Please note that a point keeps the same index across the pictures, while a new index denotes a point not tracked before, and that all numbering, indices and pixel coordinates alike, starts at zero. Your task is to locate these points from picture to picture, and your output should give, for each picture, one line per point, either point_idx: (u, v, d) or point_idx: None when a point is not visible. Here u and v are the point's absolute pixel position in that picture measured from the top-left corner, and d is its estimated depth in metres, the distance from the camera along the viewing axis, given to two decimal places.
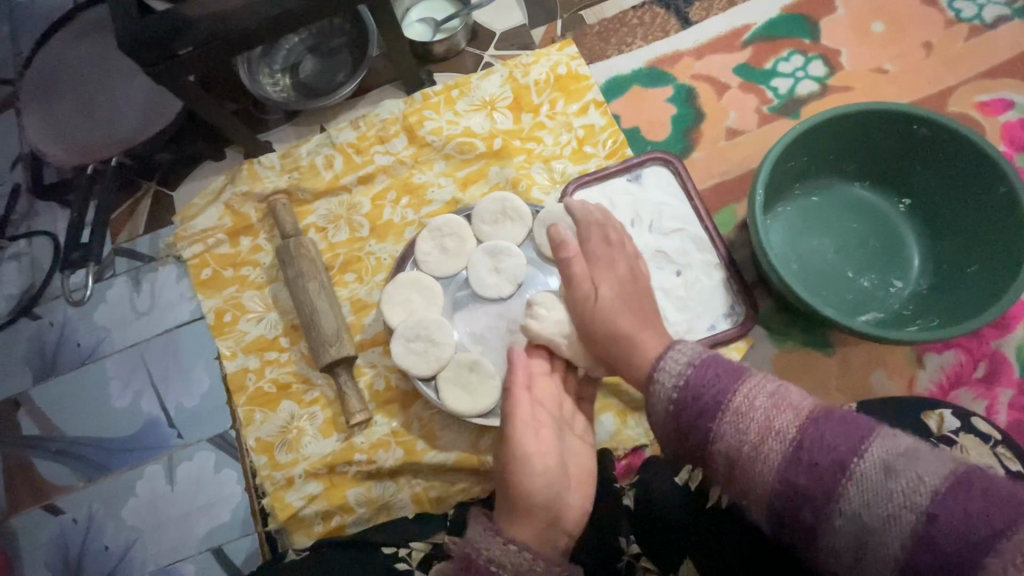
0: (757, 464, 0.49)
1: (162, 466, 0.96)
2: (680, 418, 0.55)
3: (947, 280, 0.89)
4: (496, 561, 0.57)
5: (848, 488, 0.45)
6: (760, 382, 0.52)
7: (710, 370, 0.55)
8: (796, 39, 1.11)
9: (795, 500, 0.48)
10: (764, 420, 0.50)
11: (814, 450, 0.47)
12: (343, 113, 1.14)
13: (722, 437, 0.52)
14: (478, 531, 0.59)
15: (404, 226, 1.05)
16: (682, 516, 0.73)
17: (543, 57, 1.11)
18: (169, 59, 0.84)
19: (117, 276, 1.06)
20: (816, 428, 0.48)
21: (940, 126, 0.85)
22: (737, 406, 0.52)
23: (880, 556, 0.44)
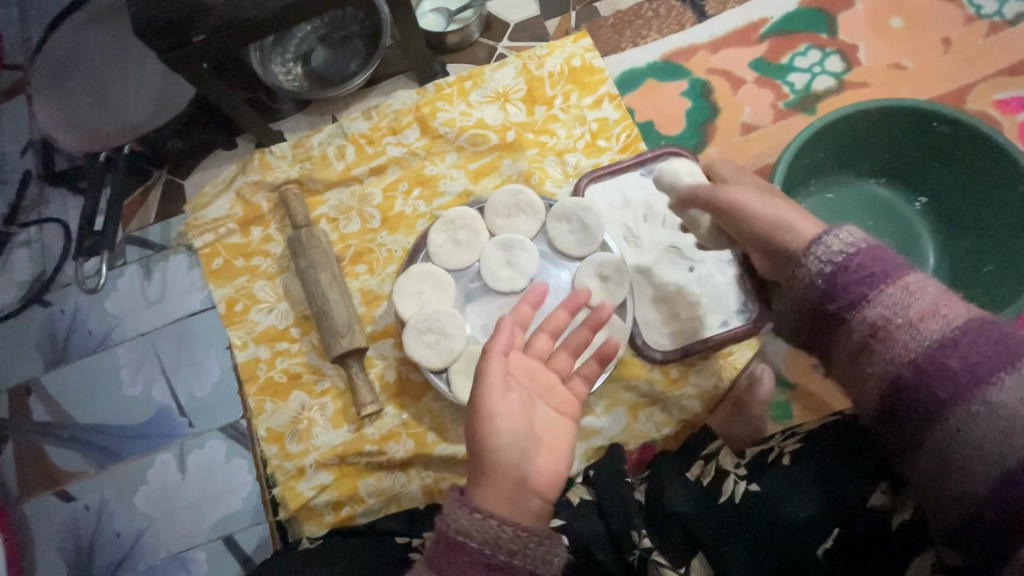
0: (906, 336, 0.48)
1: (174, 454, 0.96)
2: (827, 287, 0.53)
3: (963, 280, 0.89)
4: (465, 531, 0.62)
5: (1005, 376, 0.44)
6: (926, 280, 0.50)
7: (881, 252, 0.53)
8: (813, 34, 1.10)
9: (931, 378, 0.46)
10: (932, 302, 0.48)
11: (978, 340, 0.46)
12: (356, 103, 1.13)
13: (877, 304, 0.50)
14: (449, 506, 0.64)
15: (416, 217, 1.05)
16: (696, 510, 0.73)
17: (557, 49, 1.10)
18: (182, 46, 0.83)
19: (128, 264, 1.06)
20: (987, 325, 0.46)
21: (963, 122, 0.84)
22: (908, 285, 0.50)
23: (1015, 445, 0.43)
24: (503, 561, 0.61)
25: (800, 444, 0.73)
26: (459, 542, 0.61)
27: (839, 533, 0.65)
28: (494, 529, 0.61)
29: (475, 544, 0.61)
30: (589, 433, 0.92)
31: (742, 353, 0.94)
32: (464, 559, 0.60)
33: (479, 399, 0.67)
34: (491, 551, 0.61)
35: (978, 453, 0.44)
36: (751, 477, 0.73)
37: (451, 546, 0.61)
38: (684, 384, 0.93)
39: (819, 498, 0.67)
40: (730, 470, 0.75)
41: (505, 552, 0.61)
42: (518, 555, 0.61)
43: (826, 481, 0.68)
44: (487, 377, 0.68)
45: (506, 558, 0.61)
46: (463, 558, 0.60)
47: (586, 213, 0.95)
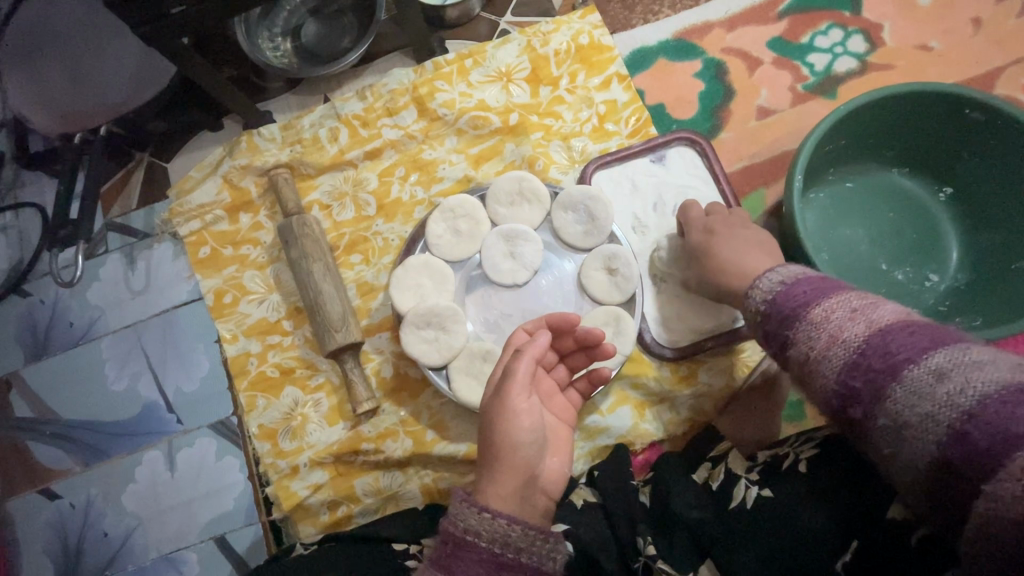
0: (817, 367, 0.51)
1: (162, 452, 0.93)
2: (765, 327, 0.58)
3: (989, 276, 0.85)
4: (473, 531, 0.58)
5: (893, 389, 0.46)
6: (845, 298, 0.53)
7: (805, 285, 0.57)
8: (834, 12, 1.03)
9: (846, 400, 0.49)
10: (835, 328, 0.51)
11: (873, 356, 0.48)
12: (350, 81, 1.07)
13: (795, 341, 0.54)
14: (455, 505, 0.61)
15: (413, 205, 1.00)
16: (711, 517, 0.69)
17: (564, 25, 1.04)
18: (158, 19, 0.77)
19: (110, 252, 1.01)
20: (879, 340, 0.48)
21: (997, 110, 0.79)
22: (814, 317, 0.53)
23: (920, 450, 0.45)
24: (511, 560, 0.58)
25: (814, 449, 0.68)
26: (466, 542, 0.58)
27: (857, 546, 0.61)
28: (506, 526, 0.59)
29: (484, 544, 0.58)
30: (594, 432, 0.88)
31: (755, 350, 0.89)
32: (469, 561, 0.57)
33: (501, 395, 0.67)
34: (500, 550, 0.58)
35: (902, 461, 0.47)
36: (764, 482, 0.68)
37: (458, 546, 0.58)
38: (693, 382, 0.89)
39: (837, 511, 0.62)
40: (742, 475, 0.71)
41: (514, 551, 0.58)
42: (527, 553, 0.59)
43: (841, 491, 0.63)
44: (513, 376, 0.66)
45: (514, 557, 0.58)
46: (469, 559, 0.57)
47: (595, 203, 0.89)
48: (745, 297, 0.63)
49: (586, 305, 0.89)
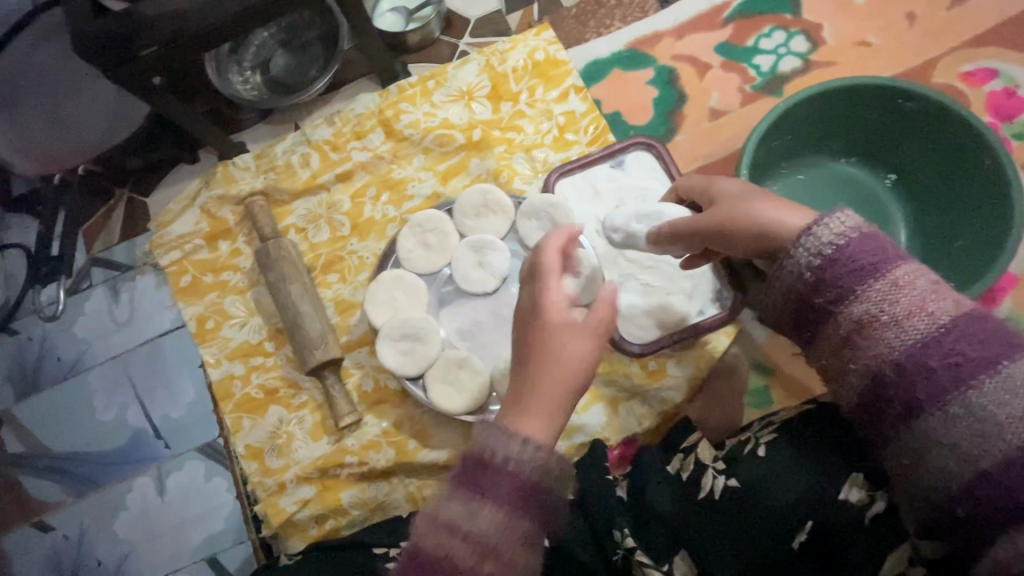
0: (890, 335, 0.51)
1: (152, 478, 0.95)
2: (824, 272, 0.56)
3: (934, 256, 0.89)
4: (514, 458, 0.55)
5: (983, 381, 0.48)
6: (923, 270, 0.53)
7: (873, 243, 0.55)
8: (777, 15, 1.08)
9: (910, 374, 0.50)
10: (918, 299, 0.51)
11: (961, 340, 0.49)
12: (318, 108, 1.11)
13: (865, 300, 0.53)
14: (494, 431, 0.57)
15: (386, 223, 1.04)
16: (682, 509, 0.70)
17: (520, 43, 1.08)
18: (129, 61, 0.80)
19: (95, 286, 1.04)
20: (970, 325, 0.49)
21: (931, 99, 0.83)
22: (897, 279, 0.52)
23: (991, 447, 0.47)
24: (541, 486, 0.56)
25: (773, 435, 0.69)
26: (488, 462, 0.55)
27: (812, 524, 0.62)
28: (538, 456, 0.56)
29: (522, 471, 0.55)
30: (571, 431, 0.91)
31: (719, 341, 0.93)
32: (486, 481, 0.55)
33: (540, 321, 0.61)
34: (535, 477, 0.56)
35: (962, 451, 0.48)
36: (729, 471, 0.69)
37: (497, 474, 0.55)
38: (663, 376, 0.92)
39: (796, 488, 0.63)
40: (709, 464, 0.71)
41: (544, 480, 0.57)
42: (551, 480, 0.57)
43: (799, 470, 0.64)
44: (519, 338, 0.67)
45: (544, 483, 0.57)
46: (489, 479, 0.55)
47: (556, 210, 0.93)
48: (797, 237, 0.58)
49: None
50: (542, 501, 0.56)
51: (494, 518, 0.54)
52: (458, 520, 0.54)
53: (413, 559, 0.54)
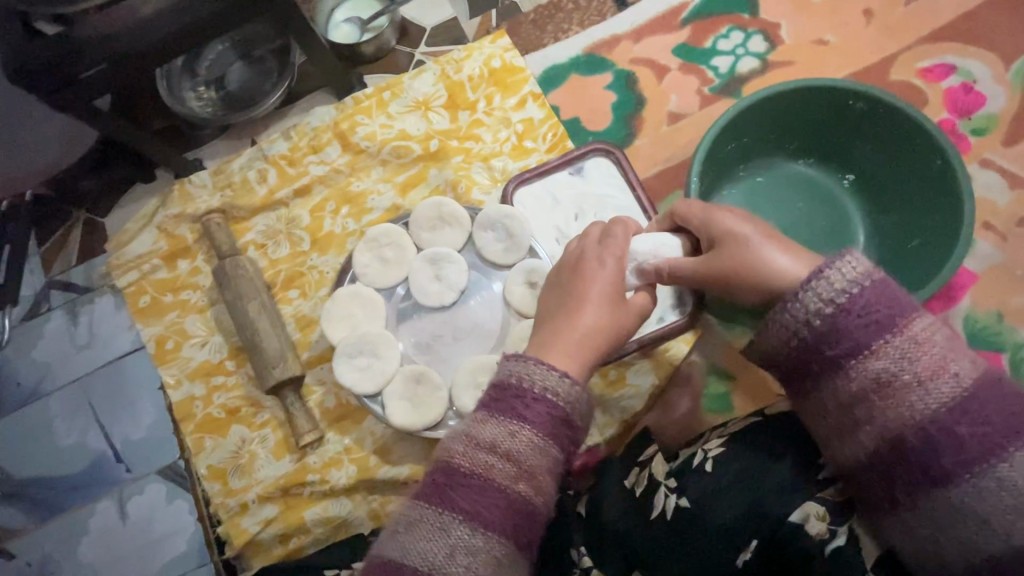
0: (914, 397, 0.51)
1: (114, 502, 0.94)
2: (836, 322, 0.54)
3: (891, 256, 0.88)
4: (551, 389, 0.62)
5: (1014, 452, 0.48)
6: (936, 325, 0.53)
7: (886, 293, 0.54)
8: (734, 15, 1.07)
9: (935, 439, 0.50)
10: (938, 359, 0.51)
11: (986, 407, 0.49)
12: (275, 123, 1.10)
13: (883, 357, 0.52)
14: (533, 365, 0.63)
15: (346, 236, 1.03)
16: (633, 528, 0.66)
17: (475, 51, 1.07)
18: (69, 84, 0.79)
19: (54, 310, 1.03)
20: (991, 390, 0.50)
21: (910, 117, 0.81)
22: (915, 335, 0.52)
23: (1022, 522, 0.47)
24: (569, 419, 0.63)
25: (722, 445, 0.65)
26: (526, 391, 0.62)
27: (756, 543, 0.58)
28: (572, 392, 0.63)
29: (558, 402, 0.62)
30: None
31: (678, 347, 0.92)
32: (522, 407, 0.61)
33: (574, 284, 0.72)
34: (567, 411, 0.62)
35: (989, 522, 0.48)
36: (680, 488, 0.64)
37: (537, 401, 0.61)
38: (623, 385, 0.91)
39: (739, 506, 0.60)
40: (661, 481, 0.66)
41: (573, 416, 0.63)
42: (578, 416, 0.64)
43: (745, 488, 0.60)
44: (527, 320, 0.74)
45: (572, 417, 0.63)
46: (527, 406, 0.61)
47: (511, 220, 0.93)
48: (801, 283, 0.56)
49: (513, 320, 0.92)
50: (570, 433, 0.63)
51: (529, 441, 0.60)
52: (495, 438, 0.59)
53: (451, 472, 0.59)
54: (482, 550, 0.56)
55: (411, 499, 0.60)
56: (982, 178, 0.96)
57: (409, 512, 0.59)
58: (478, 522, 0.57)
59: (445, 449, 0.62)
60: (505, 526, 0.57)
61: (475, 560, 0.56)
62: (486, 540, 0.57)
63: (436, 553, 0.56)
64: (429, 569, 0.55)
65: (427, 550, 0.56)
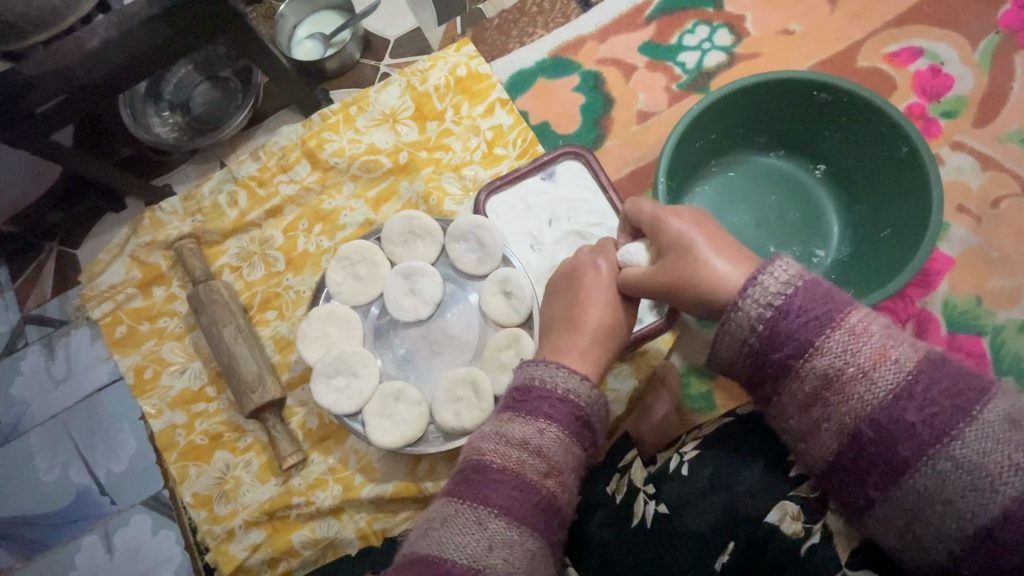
0: (862, 389, 0.49)
1: (100, 535, 0.94)
2: (778, 327, 0.53)
3: (865, 245, 0.88)
4: (571, 390, 0.62)
5: (965, 430, 0.46)
6: (874, 314, 0.52)
7: (820, 290, 0.53)
8: (699, 9, 1.07)
9: (888, 429, 0.48)
10: (878, 347, 0.50)
11: (931, 388, 0.47)
12: (242, 144, 1.09)
13: (827, 353, 0.51)
14: (551, 368, 0.64)
15: (320, 254, 1.02)
16: (615, 537, 0.65)
17: (440, 61, 1.07)
18: (24, 119, 0.79)
19: (30, 345, 1.02)
20: (934, 370, 0.48)
21: (869, 105, 0.81)
22: (854, 327, 0.51)
23: (989, 503, 0.44)
24: (588, 420, 0.63)
25: (697, 448, 0.65)
26: (549, 392, 0.62)
27: (734, 545, 0.57)
28: (592, 394, 0.64)
29: (578, 403, 0.62)
30: None
31: (659, 349, 0.92)
32: (547, 406, 0.61)
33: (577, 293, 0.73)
34: (586, 411, 0.63)
35: (956, 507, 0.45)
36: (659, 494, 0.63)
37: (561, 402, 0.61)
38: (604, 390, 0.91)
39: (717, 508, 0.59)
40: (640, 487, 0.66)
41: (592, 416, 0.64)
42: (596, 418, 0.64)
43: (722, 490, 0.60)
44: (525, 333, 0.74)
45: (590, 418, 0.63)
46: (552, 405, 0.61)
47: (482, 230, 0.92)
48: (743, 288, 0.56)
49: (491, 330, 0.91)
50: (590, 433, 0.63)
51: (555, 436, 0.59)
52: (524, 435, 0.59)
53: (482, 467, 0.57)
54: (519, 544, 0.53)
55: (441, 497, 0.57)
56: (954, 161, 0.96)
57: (443, 508, 0.55)
58: (513, 515, 0.54)
59: (473, 449, 0.60)
60: (538, 521, 0.55)
61: (513, 554, 0.53)
62: (522, 534, 0.54)
63: (475, 547, 0.52)
64: (468, 565, 0.51)
65: (465, 544, 0.52)
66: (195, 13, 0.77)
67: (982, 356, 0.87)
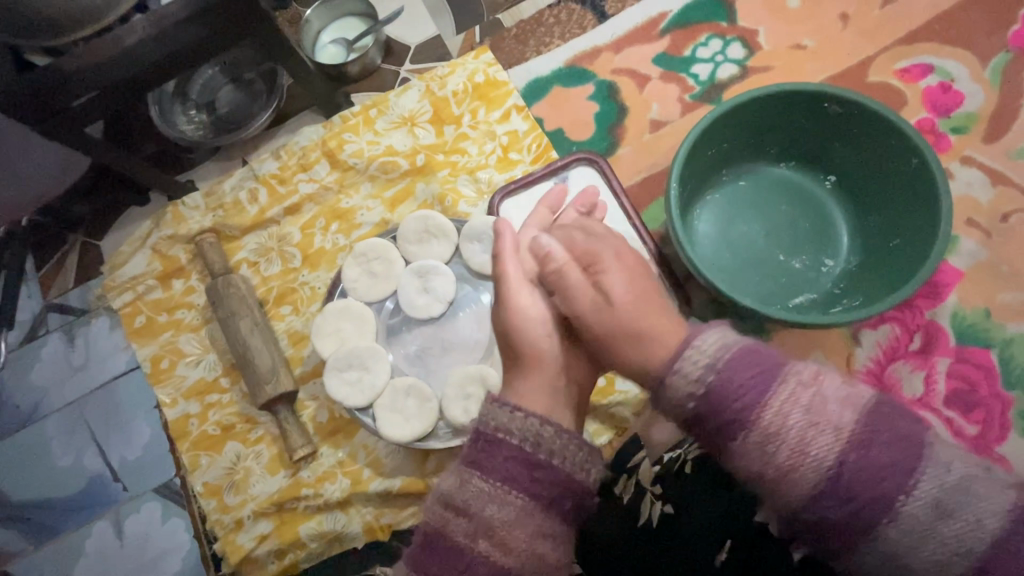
0: (790, 482, 0.48)
1: (111, 521, 0.95)
2: (708, 407, 0.51)
3: (874, 256, 0.89)
4: (504, 429, 0.57)
5: (900, 520, 0.45)
6: (795, 395, 0.48)
7: (744, 369, 0.50)
8: (713, 23, 1.09)
9: (823, 525, 0.47)
10: (800, 435, 0.47)
11: (854, 482, 0.46)
12: (265, 144, 1.12)
13: (755, 443, 0.49)
14: (487, 405, 0.60)
15: (336, 252, 1.04)
16: (621, 540, 0.64)
17: (459, 67, 1.10)
18: (57, 112, 0.82)
19: (51, 332, 1.04)
20: (856, 463, 0.46)
21: (881, 117, 0.82)
22: (772, 413, 0.48)
23: None
24: (544, 460, 0.56)
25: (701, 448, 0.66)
26: (493, 440, 0.57)
27: (732, 544, 0.59)
28: (539, 431, 0.57)
29: (516, 442, 0.57)
30: None
31: None
32: (490, 461, 0.56)
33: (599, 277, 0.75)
34: (533, 450, 0.56)
35: None
36: (666, 496, 0.64)
37: (493, 444, 0.57)
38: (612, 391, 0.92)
39: (716, 510, 0.62)
40: (647, 488, 0.66)
41: (547, 452, 0.56)
42: (558, 455, 0.56)
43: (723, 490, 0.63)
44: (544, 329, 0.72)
45: (546, 457, 0.56)
46: (493, 457, 0.57)
47: None
48: (671, 362, 0.53)
49: None
50: (549, 475, 0.56)
51: (496, 495, 0.55)
52: (468, 498, 0.56)
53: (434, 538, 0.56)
54: None
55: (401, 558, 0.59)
56: (964, 175, 0.97)
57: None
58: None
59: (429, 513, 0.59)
60: None
61: None
62: None
63: None
64: None
65: None
66: (226, 14, 0.80)
67: (991, 369, 0.88)
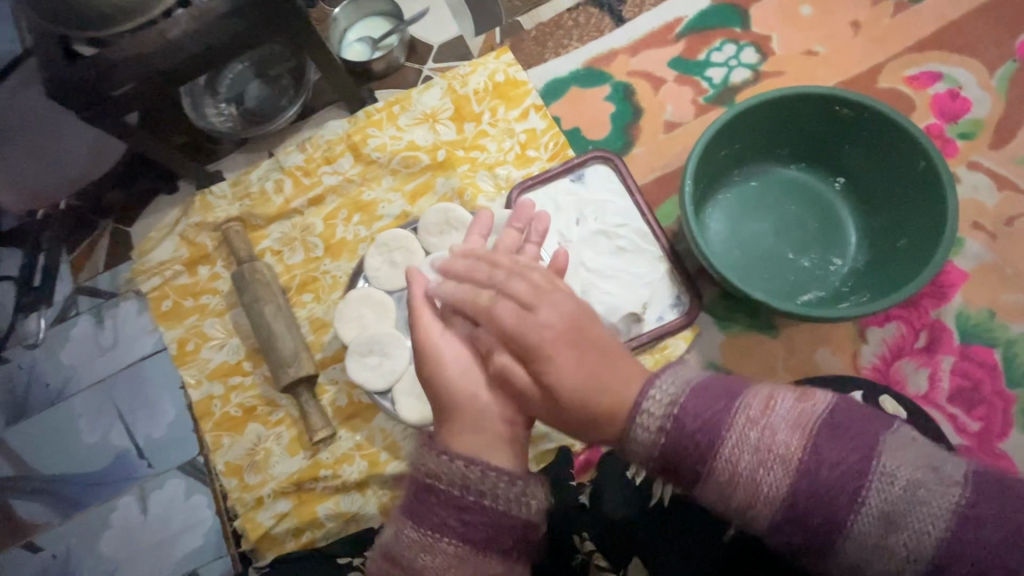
0: (755, 511, 0.51)
1: (135, 496, 0.99)
2: (670, 447, 0.54)
3: (881, 256, 0.92)
4: (434, 475, 0.61)
5: (858, 532, 0.48)
6: (745, 432, 0.51)
7: (698, 415, 0.53)
8: (727, 29, 1.12)
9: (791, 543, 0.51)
10: (756, 473, 0.50)
11: (810, 507, 0.49)
12: (290, 137, 1.16)
13: (718, 482, 0.52)
14: (422, 452, 0.63)
15: (358, 242, 1.08)
16: (635, 518, 0.69)
17: (480, 66, 1.13)
18: (101, 100, 0.86)
19: (81, 314, 1.08)
20: (810, 489, 0.49)
21: (890, 121, 0.85)
22: (726, 450, 0.51)
23: None
24: (472, 501, 0.59)
25: None
26: (428, 490, 0.60)
27: None
28: (464, 473, 0.59)
29: (445, 487, 0.60)
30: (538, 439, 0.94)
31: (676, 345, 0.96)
32: (427, 510, 0.60)
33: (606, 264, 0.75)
34: (463, 494, 0.59)
35: None
36: None
37: (431, 492, 0.60)
38: None
39: None
40: None
41: (476, 494, 0.59)
42: (488, 494, 0.59)
43: None
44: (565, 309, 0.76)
45: (475, 500, 0.59)
46: (429, 506, 0.60)
47: None
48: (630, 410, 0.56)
49: None
50: (481, 516, 0.59)
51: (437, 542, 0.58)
52: (413, 546, 0.59)
53: None
54: None
55: None
56: (970, 180, 1.00)
57: None
58: None
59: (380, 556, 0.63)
60: None
61: None
62: None
63: None
64: None
65: None
66: (265, 12, 0.85)
67: (995, 367, 0.90)
